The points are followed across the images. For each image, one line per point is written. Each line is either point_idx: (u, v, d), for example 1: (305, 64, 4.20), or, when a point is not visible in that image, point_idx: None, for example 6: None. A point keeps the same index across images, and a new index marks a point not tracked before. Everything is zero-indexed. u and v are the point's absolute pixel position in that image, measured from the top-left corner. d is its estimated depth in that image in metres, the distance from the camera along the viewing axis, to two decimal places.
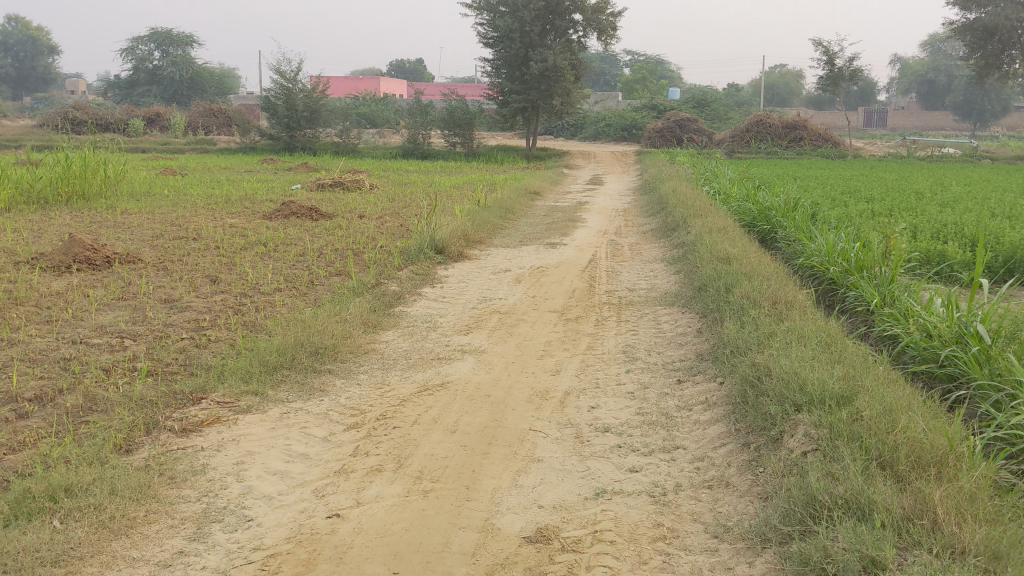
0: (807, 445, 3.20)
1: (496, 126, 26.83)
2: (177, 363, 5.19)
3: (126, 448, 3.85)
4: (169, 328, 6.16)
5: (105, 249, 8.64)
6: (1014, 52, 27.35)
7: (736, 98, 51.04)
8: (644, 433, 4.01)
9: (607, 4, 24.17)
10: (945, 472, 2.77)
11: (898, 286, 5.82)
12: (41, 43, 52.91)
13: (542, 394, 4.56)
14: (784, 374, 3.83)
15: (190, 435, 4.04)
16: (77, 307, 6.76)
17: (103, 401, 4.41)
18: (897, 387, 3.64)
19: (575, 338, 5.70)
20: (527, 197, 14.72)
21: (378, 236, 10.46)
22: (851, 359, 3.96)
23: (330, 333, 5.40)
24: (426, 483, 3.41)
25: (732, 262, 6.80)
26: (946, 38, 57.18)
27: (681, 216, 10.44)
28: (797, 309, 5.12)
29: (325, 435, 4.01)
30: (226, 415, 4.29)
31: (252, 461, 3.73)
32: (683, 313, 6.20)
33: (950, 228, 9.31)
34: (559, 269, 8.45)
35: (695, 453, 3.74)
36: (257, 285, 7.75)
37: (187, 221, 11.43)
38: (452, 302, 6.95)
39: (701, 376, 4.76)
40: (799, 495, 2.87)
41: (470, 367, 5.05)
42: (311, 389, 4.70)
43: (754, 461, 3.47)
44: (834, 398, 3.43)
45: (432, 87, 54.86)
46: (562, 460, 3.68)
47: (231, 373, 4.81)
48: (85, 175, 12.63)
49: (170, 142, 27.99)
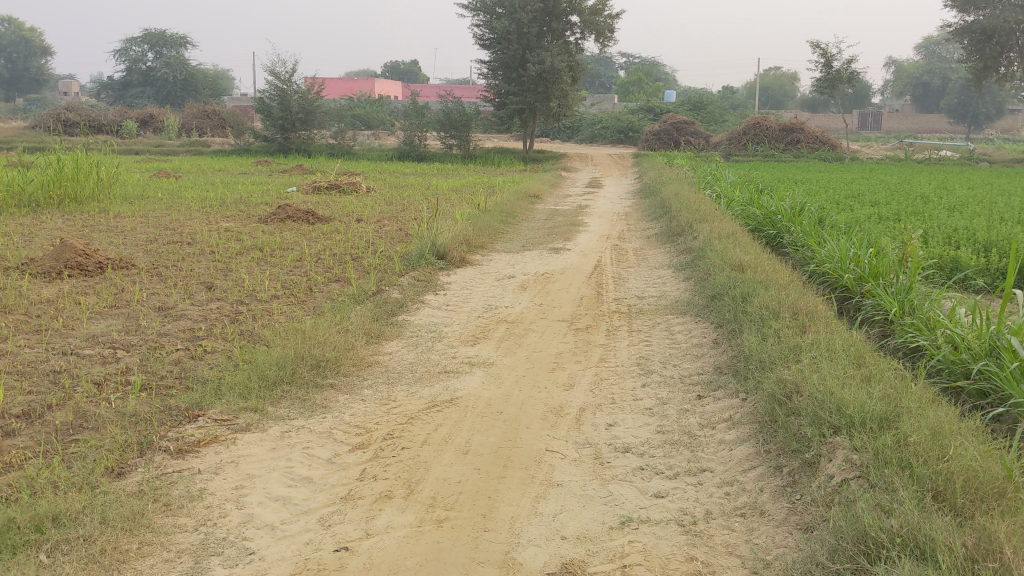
0: (848, 472, 3.00)
1: (492, 128, 26.64)
2: (172, 376, 4.97)
3: (118, 471, 3.63)
4: (164, 338, 5.93)
5: (98, 254, 8.43)
6: (1012, 54, 27.17)
7: (731, 99, 50.82)
8: (667, 453, 3.79)
9: (605, 6, 23.98)
10: (1005, 506, 2.56)
11: (917, 294, 5.62)
12: (34, 44, 52.58)
13: (556, 410, 4.34)
14: (818, 392, 3.60)
15: (186, 456, 3.81)
16: (67, 315, 6.54)
17: (94, 418, 4.19)
18: (940, 408, 3.42)
19: (587, 349, 5.49)
20: (526, 200, 14.47)
21: (377, 241, 10.26)
22: (887, 378, 3.74)
23: (331, 345, 5.17)
24: (440, 512, 3.19)
25: (746, 270, 6.59)
26: (941, 40, 56.89)
27: (687, 221, 10.23)
28: (819, 320, 4.91)
29: (329, 457, 3.79)
30: (224, 433, 4.06)
31: (252, 485, 3.51)
32: (697, 322, 5.99)
33: (961, 232, 9.13)
34: (564, 275, 8.24)
35: (724, 477, 3.52)
36: (253, 292, 7.52)
37: (182, 224, 11.20)
38: (455, 310, 6.74)
39: (722, 391, 4.54)
40: (847, 530, 2.66)
41: (479, 380, 4.83)
42: (312, 406, 4.47)
43: (790, 487, 3.25)
44: (875, 421, 3.21)
45: (427, 88, 54.66)
46: (582, 484, 3.46)
47: (229, 388, 4.58)
48: (77, 178, 12.40)
49: (164, 143, 27.79)
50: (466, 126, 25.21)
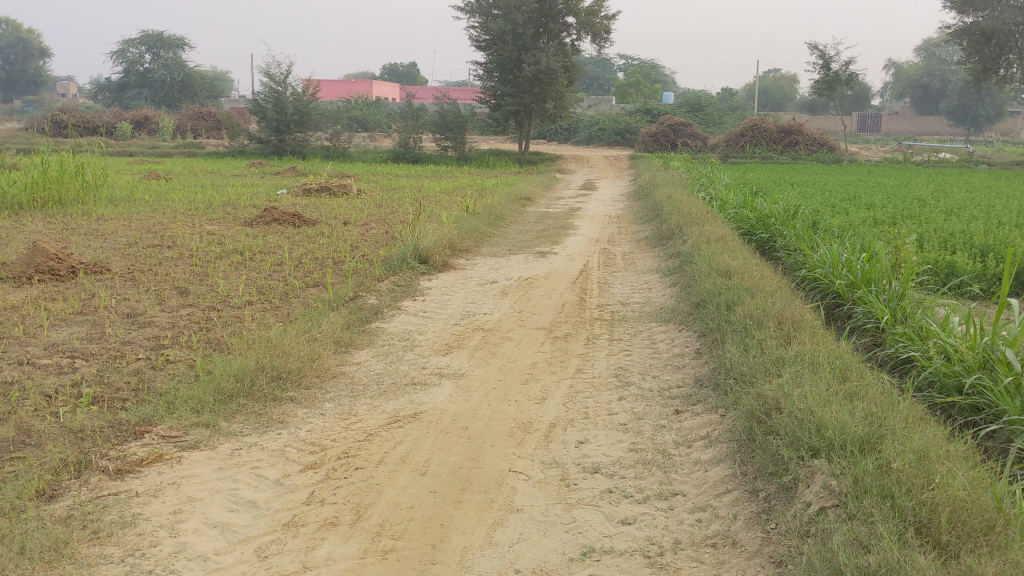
0: (826, 500, 2.77)
1: (488, 130, 26.36)
2: (128, 388, 4.72)
3: (50, 494, 3.38)
4: (126, 346, 5.67)
5: (71, 259, 8.17)
6: (1011, 56, 26.90)
7: (729, 101, 50.54)
8: (638, 475, 3.56)
9: (602, 8, 23.74)
10: (994, 542, 2.34)
11: (909, 302, 5.40)
12: (32, 45, 52.28)
13: (524, 426, 4.11)
14: (798, 411, 3.36)
15: (125, 477, 3.57)
16: (30, 322, 6.28)
17: (36, 434, 3.93)
18: (928, 428, 3.19)
19: (563, 359, 5.25)
20: (517, 203, 14.20)
21: (361, 245, 9.99)
22: (872, 397, 3.51)
23: (296, 355, 4.93)
24: (386, 541, 2.97)
25: (733, 276, 6.36)
26: (940, 43, 56.63)
27: (677, 224, 9.99)
28: (805, 331, 4.68)
29: (278, 478, 3.55)
30: (170, 452, 3.83)
31: (191, 510, 3.28)
32: (680, 331, 5.76)
33: (959, 236, 8.90)
34: (549, 279, 8.01)
35: (696, 501, 3.29)
36: (227, 297, 7.27)
37: (164, 227, 10.97)
38: (433, 318, 6.50)
39: (700, 406, 4.31)
40: (823, 568, 2.44)
41: (448, 394, 4.58)
42: (269, 421, 4.23)
43: (765, 515, 3.02)
44: (856, 444, 2.98)
45: (424, 91, 54.44)
46: (544, 509, 3.23)
47: (182, 403, 4.33)
48: (62, 180, 12.13)
49: (159, 146, 27.49)
50: (461, 128, 24.95)
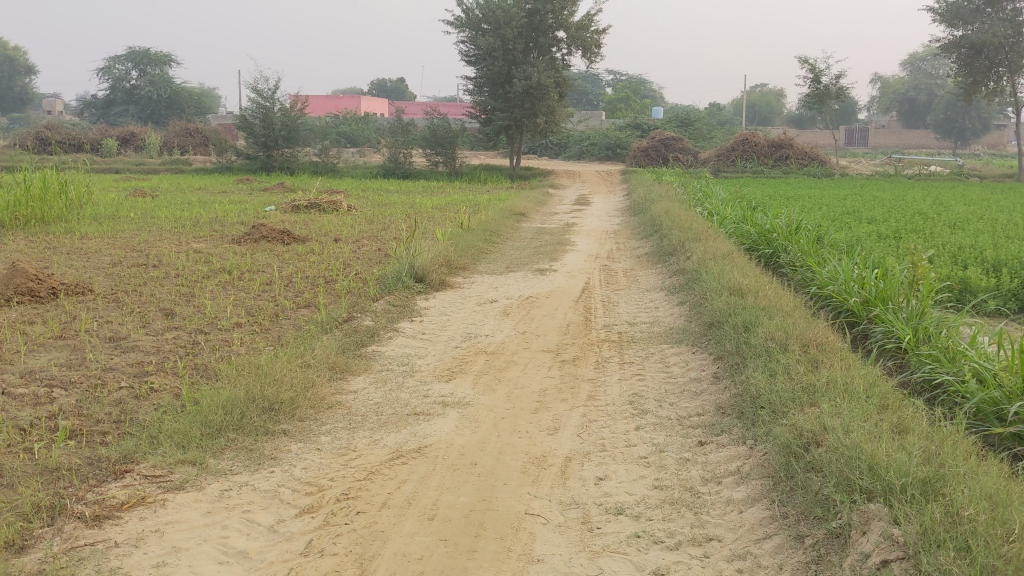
0: (889, 553, 2.48)
1: (478, 145, 26.05)
2: (109, 420, 4.38)
3: (20, 544, 3.04)
4: (108, 373, 5.33)
5: (51, 279, 7.82)
6: (1002, 69, 26.53)
7: (718, 116, 50.48)
8: (667, 516, 3.25)
9: (592, 21, 23.57)
10: None
11: (931, 319, 5.15)
12: (18, 63, 51.89)
13: (538, 461, 3.80)
14: (843, 446, 3.06)
15: (104, 525, 3.24)
16: (7, 347, 5.93)
17: (8, 472, 3.57)
18: (990, 467, 2.89)
19: (574, 385, 4.94)
20: (511, 218, 13.90)
21: (354, 263, 9.69)
22: (921, 430, 3.22)
23: (288, 383, 4.61)
24: None
25: (746, 295, 6.07)
26: (927, 57, 56.87)
27: (678, 240, 9.71)
28: (833, 354, 4.39)
29: (272, 524, 3.23)
30: (153, 494, 3.50)
31: (176, 562, 2.96)
32: (695, 353, 5.47)
33: (968, 251, 8.65)
34: (551, 298, 7.71)
35: (735, 548, 2.99)
36: (215, 319, 6.94)
37: (150, 246, 10.62)
38: (431, 340, 6.19)
39: (726, 437, 4.01)
40: None
41: (453, 426, 4.27)
42: (260, 457, 3.91)
43: (816, 566, 2.72)
44: (918, 487, 2.68)
45: (412, 106, 54.25)
46: (567, 559, 2.92)
47: (166, 437, 3.99)
48: (45, 198, 11.75)
49: (145, 162, 27.04)
50: (452, 142, 24.68)
